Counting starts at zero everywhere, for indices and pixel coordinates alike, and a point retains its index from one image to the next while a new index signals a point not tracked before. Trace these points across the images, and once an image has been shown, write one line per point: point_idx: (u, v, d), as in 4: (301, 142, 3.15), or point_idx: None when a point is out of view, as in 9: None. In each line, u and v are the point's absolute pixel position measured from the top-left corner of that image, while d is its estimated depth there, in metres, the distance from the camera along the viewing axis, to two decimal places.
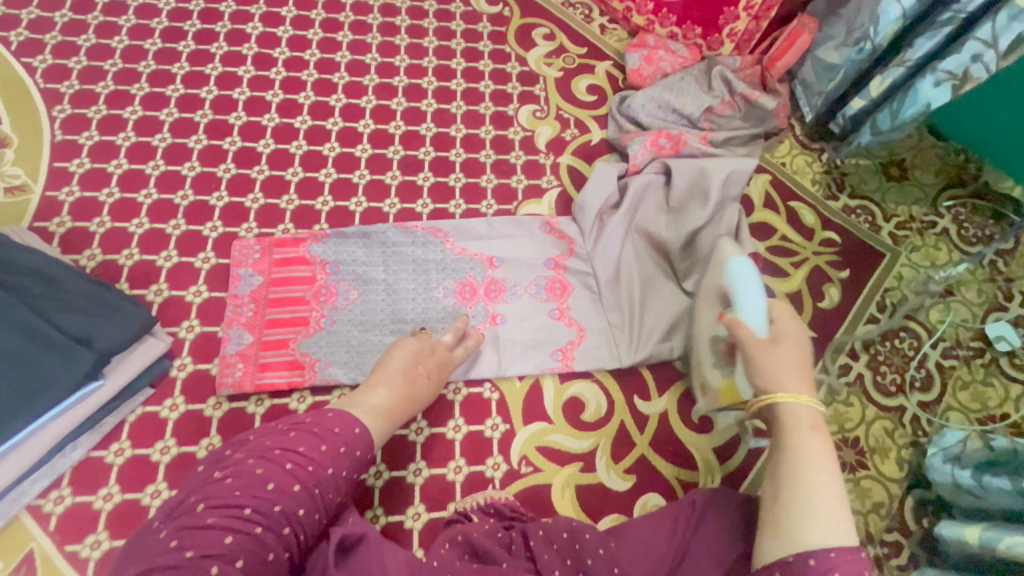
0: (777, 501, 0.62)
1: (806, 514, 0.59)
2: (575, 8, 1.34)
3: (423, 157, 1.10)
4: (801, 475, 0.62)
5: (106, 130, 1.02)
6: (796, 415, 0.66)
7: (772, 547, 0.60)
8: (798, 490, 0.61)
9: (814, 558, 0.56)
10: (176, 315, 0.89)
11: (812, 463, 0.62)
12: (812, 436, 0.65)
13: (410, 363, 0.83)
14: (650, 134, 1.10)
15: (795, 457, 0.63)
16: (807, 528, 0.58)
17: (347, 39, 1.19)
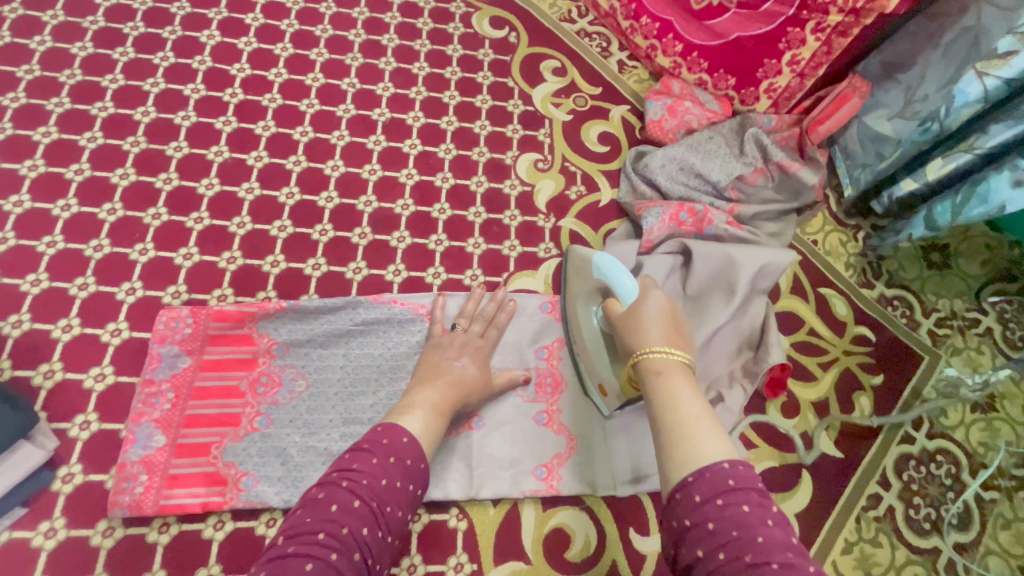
0: (662, 418, 0.56)
1: (699, 427, 0.54)
2: (591, 38, 1.17)
3: (399, 211, 0.93)
4: (677, 402, 0.56)
5: (10, 156, 0.84)
6: (665, 351, 0.61)
7: (669, 459, 0.52)
8: (680, 411, 0.55)
9: (707, 473, 0.49)
10: (68, 406, 0.71)
11: (692, 395, 0.57)
12: (683, 371, 0.60)
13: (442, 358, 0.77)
14: (670, 204, 0.94)
15: (669, 384, 0.58)
16: (712, 444, 0.52)
17: (321, 58, 1.01)
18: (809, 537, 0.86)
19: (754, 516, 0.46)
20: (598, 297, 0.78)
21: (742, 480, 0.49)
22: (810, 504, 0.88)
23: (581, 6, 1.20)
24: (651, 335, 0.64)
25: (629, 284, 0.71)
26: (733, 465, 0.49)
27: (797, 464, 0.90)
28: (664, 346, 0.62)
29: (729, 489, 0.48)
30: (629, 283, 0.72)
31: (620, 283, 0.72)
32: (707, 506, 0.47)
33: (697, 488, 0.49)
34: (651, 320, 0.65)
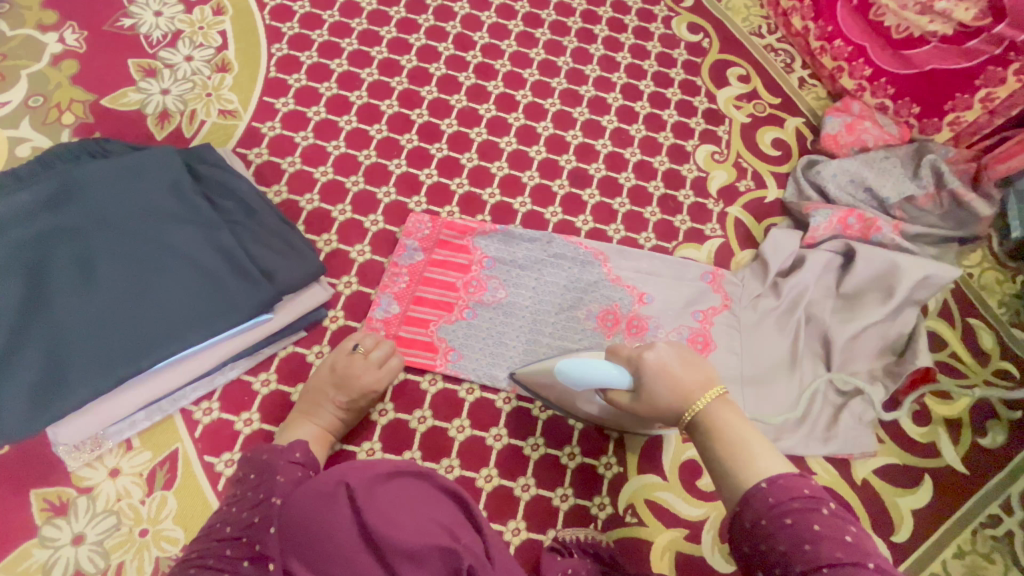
0: (714, 460, 0.59)
1: (750, 451, 0.57)
2: (777, 54, 1.27)
3: (593, 172, 1.08)
4: (731, 431, 0.60)
5: (313, 77, 1.07)
6: (693, 396, 0.64)
7: (729, 492, 0.56)
8: (735, 439, 0.59)
9: (751, 497, 0.53)
10: (339, 268, 0.93)
11: (741, 422, 0.61)
12: (720, 403, 0.63)
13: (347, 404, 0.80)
14: (839, 209, 1.03)
15: (712, 429, 0.62)
16: (760, 462, 0.56)
17: (545, 37, 1.19)
18: (922, 534, 0.91)
19: (798, 525, 0.49)
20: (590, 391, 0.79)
21: (782, 495, 0.52)
22: (928, 506, 0.93)
23: (772, 23, 1.30)
24: (685, 383, 0.65)
25: (614, 371, 0.73)
26: (770, 482, 0.53)
27: (921, 469, 0.95)
28: (689, 390, 0.65)
29: (770, 507, 0.51)
30: (613, 370, 0.73)
31: (605, 374, 0.73)
32: (756, 531, 0.51)
33: (745, 515, 0.53)
34: (665, 374, 0.67)
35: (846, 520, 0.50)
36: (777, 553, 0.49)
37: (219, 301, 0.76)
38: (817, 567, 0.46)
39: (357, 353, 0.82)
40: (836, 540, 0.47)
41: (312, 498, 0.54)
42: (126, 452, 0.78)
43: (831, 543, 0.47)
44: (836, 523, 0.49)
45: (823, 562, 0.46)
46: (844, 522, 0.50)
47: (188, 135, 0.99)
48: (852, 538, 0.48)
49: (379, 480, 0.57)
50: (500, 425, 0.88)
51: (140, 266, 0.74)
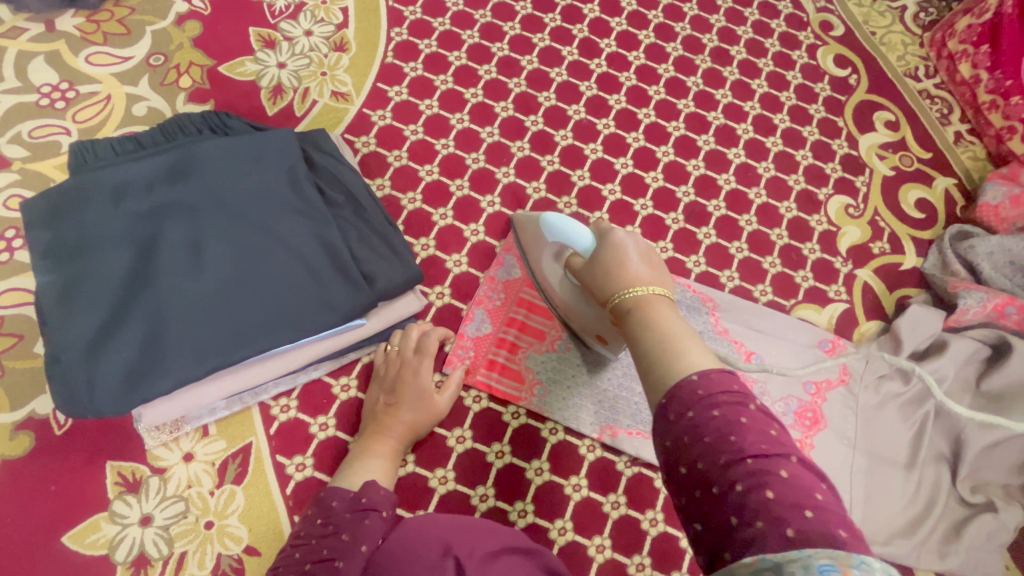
0: (639, 344, 0.54)
1: (686, 344, 0.51)
2: (934, 102, 1.13)
3: (711, 210, 0.99)
4: (668, 324, 0.54)
5: (430, 68, 1.02)
6: (637, 282, 0.59)
7: (654, 386, 0.50)
8: (668, 333, 0.52)
9: (680, 390, 0.47)
10: (433, 277, 0.88)
11: (678, 322, 0.54)
12: (663, 301, 0.57)
13: (399, 411, 0.75)
14: (997, 294, 0.89)
15: (644, 315, 0.56)
16: (692, 357, 0.50)
17: (675, 53, 1.09)
18: None
19: (723, 417, 0.44)
20: (553, 249, 0.74)
21: (711, 387, 0.46)
22: None
23: (931, 66, 1.16)
24: (634, 271, 0.60)
25: (581, 230, 0.67)
26: (702, 375, 0.47)
27: None
28: (635, 275, 0.59)
29: (699, 398, 0.46)
30: (583, 229, 0.67)
31: (571, 232, 0.67)
32: (680, 422, 0.46)
33: (672, 405, 0.47)
34: (625, 253, 0.62)
35: (772, 417, 0.46)
36: (701, 445, 0.44)
37: (319, 300, 0.72)
38: (740, 458, 0.42)
39: (387, 350, 0.80)
40: (760, 432, 0.44)
41: (413, 556, 0.54)
42: (202, 438, 0.76)
43: (755, 434, 0.43)
44: (761, 419, 0.45)
45: (747, 453, 0.42)
46: (770, 420, 0.46)
47: (298, 114, 0.96)
48: (776, 432, 0.45)
49: (492, 555, 0.55)
50: (581, 475, 0.80)
51: (246, 253, 0.71)
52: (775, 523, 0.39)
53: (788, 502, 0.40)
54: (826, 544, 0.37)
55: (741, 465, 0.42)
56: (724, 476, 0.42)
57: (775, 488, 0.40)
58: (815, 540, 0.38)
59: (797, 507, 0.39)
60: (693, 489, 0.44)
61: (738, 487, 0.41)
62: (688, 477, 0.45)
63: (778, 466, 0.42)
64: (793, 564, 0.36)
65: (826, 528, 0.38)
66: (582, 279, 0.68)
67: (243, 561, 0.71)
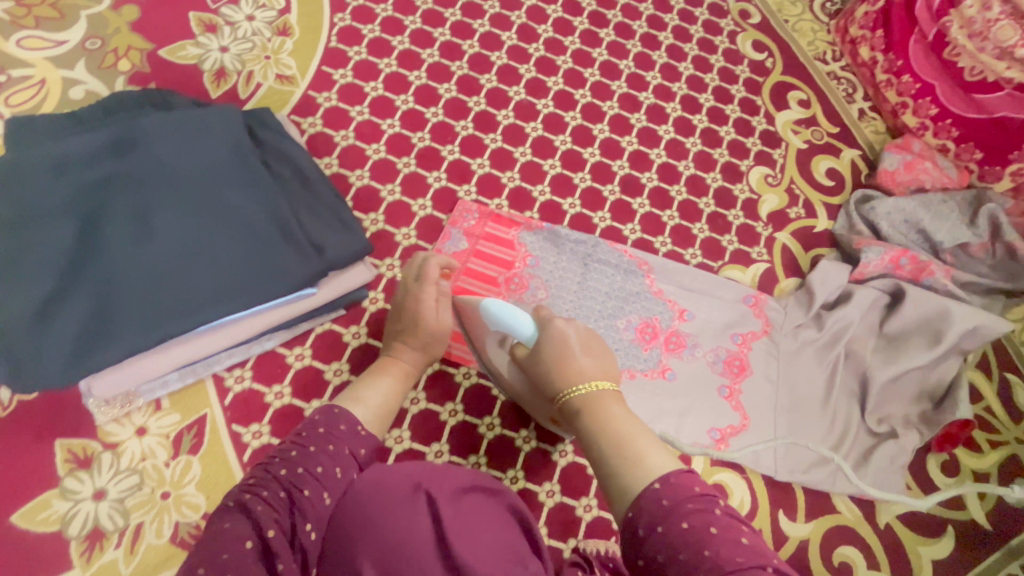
0: (599, 455, 0.57)
1: (642, 446, 0.55)
2: (840, 82, 1.25)
3: (644, 182, 1.06)
4: (619, 426, 0.58)
5: (373, 52, 1.05)
6: (583, 381, 0.63)
7: (616, 496, 0.53)
8: (625, 433, 0.56)
9: (643, 503, 0.50)
10: (383, 250, 0.92)
11: (628, 418, 0.59)
12: (611, 395, 0.62)
13: (416, 344, 0.77)
14: (893, 248, 1.00)
15: (596, 415, 0.60)
16: (650, 457, 0.54)
17: (609, 38, 1.17)
18: None
19: (694, 528, 0.46)
20: (496, 335, 0.78)
21: (676, 497, 0.48)
22: (947, 558, 0.91)
23: (837, 50, 1.28)
24: (578, 370, 0.64)
25: (523, 319, 0.72)
26: (664, 482, 0.50)
27: (943, 518, 0.94)
28: (582, 371, 0.64)
29: (663, 509, 0.48)
30: (523, 318, 0.72)
31: (512, 322, 0.72)
32: (651, 538, 0.47)
33: (639, 518, 0.49)
34: (567, 348, 0.67)
35: (741, 520, 0.47)
36: (675, 560, 0.45)
37: (268, 269, 0.74)
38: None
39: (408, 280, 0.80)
40: (731, 543, 0.44)
41: (385, 493, 0.56)
42: (154, 412, 0.76)
43: (728, 548, 0.44)
44: (731, 524, 0.46)
45: (724, 568, 0.42)
46: (738, 523, 0.47)
47: (242, 96, 0.97)
48: (747, 538, 0.46)
49: (462, 491, 0.58)
50: (530, 427, 0.86)
51: (193, 224, 0.72)
52: None
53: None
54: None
55: None
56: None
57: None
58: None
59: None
60: None
61: None
62: None
63: None
64: None
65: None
66: (528, 370, 0.71)
67: (201, 527, 0.73)
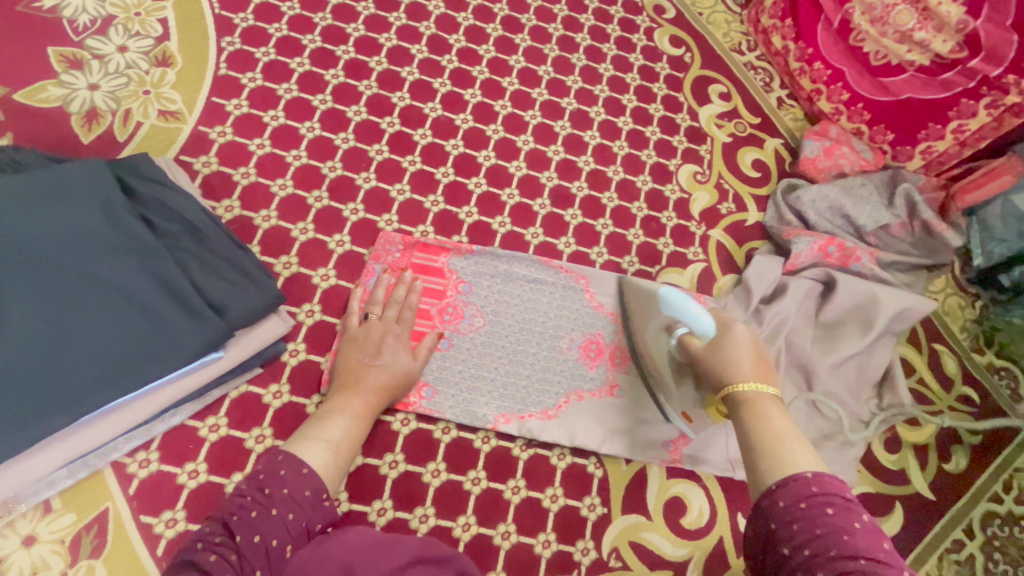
0: (749, 430, 0.62)
1: (786, 441, 0.59)
2: (757, 72, 1.26)
3: (575, 191, 1.03)
4: (772, 420, 0.62)
5: (270, 76, 0.96)
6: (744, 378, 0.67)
7: (755, 478, 0.57)
8: (775, 428, 0.60)
9: (790, 482, 0.54)
10: (300, 295, 0.84)
11: (784, 424, 0.62)
12: (773, 402, 0.64)
13: (376, 375, 0.76)
14: (820, 236, 1.02)
15: (757, 410, 0.64)
16: (797, 456, 0.56)
17: (524, 44, 1.13)
18: None
19: (839, 517, 0.49)
20: (662, 324, 0.83)
21: (825, 487, 0.52)
22: (898, 534, 0.94)
23: (751, 40, 1.29)
24: (742, 369, 0.68)
25: (705, 317, 0.76)
26: (816, 474, 0.53)
27: (891, 495, 0.96)
28: (748, 372, 0.67)
29: (812, 494, 0.52)
30: (706, 316, 0.76)
31: (696, 318, 0.76)
32: (790, 510, 0.52)
33: (781, 495, 0.53)
34: (738, 351, 0.70)
35: (883, 530, 0.50)
36: (815, 537, 0.49)
37: (158, 340, 0.67)
38: (853, 556, 0.46)
39: (371, 318, 0.81)
40: (873, 539, 0.48)
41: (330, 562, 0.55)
42: (44, 515, 0.67)
43: (870, 537, 0.48)
44: (876, 529, 0.50)
45: (860, 553, 0.47)
46: (877, 531, 0.50)
47: (120, 139, 0.87)
48: (887, 544, 0.49)
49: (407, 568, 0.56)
50: (479, 467, 0.81)
51: (57, 301, 0.63)
52: None
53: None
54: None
55: (851, 560, 0.46)
56: (829, 565, 0.46)
57: None
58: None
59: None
60: (794, 571, 0.49)
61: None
62: (789, 559, 0.49)
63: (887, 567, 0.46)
64: None
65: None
66: (694, 363, 0.75)
67: None
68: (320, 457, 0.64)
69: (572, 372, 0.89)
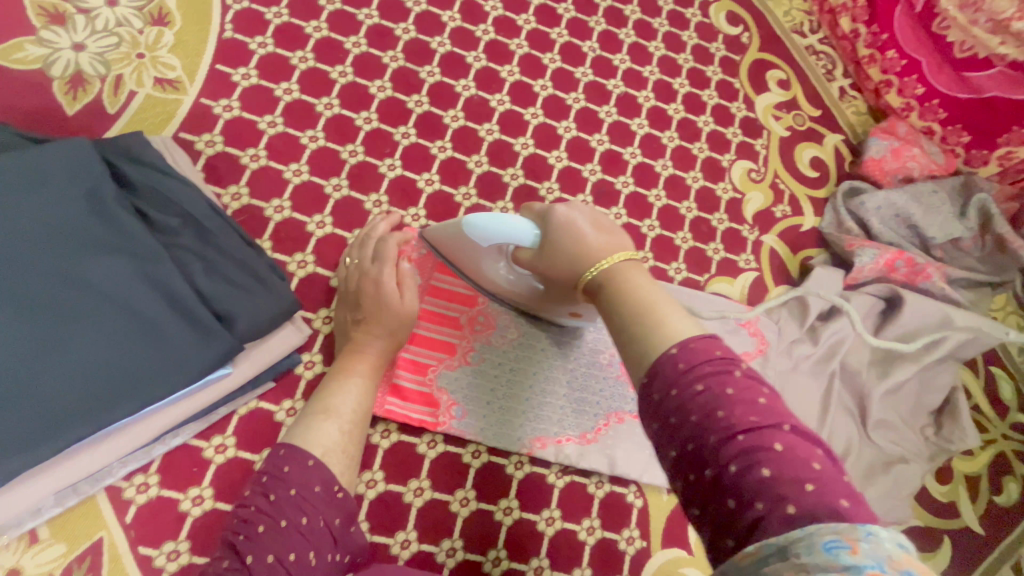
0: (617, 316, 0.51)
1: (661, 313, 0.48)
2: (820, 58, 1.14)
3: (619, 187, 0.93)
4: (641, 294, 0.51)
5: (283, 42, 0.84)
6: (595, 256, 0.56)
7: (632, 368, 0.47)
8: (641, 300, 0.50)
9: (659, 366, 0.44)
10: (315, 299, 0.75)
11: (650, 285, 0.52)
12: (631, 265, 0.54)
13: (371, 327, 0.69)
14: (887, 249, 0.93)
15: (619, 287, 0.53)
16: (672, 325, 0.47)
17: (567, 14, 1.00)
18: None
19: (707, 393, 0.41)
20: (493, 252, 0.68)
21: (692, 359, 0.43)
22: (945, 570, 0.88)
23: (815, 21, 1.16)
24: (590, 249, 0.56)
25: (517, 221, 0.62)
26: (681, 345, 0.44)
27: (941, 529, 0.90)
28: (592, 245, 0.56)
29: (680, 374, 0.43)
30: (518, 220, 0.62)
31: (507, 227, 0.62)
32: (664, 403, 0.43)
33: (653, 386, 0.44)
34: (576, 229, 0.58)
35: (758, 380, 0.43)
36: (690, 425, 0.41)
37: (157, 355, 0.58)
38: (730, 436, 0.39)
39: (352, 262, 0.73)
40: (748, 404, 0.41)
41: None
42: (29, 545, 0.59)
43: (743, 407, 0.40)
44: (750, 385, 0.42)
45: (737, 429, 0.39)
46: (757, 383, 0.43)
47: (109, 110, 0.75)
48: (765, 399, 0.41)
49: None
50: (511, 496, 0.74)
51: (37, 311, 0.54)
52: (775, 503, 0.36)
53: (787, 478, 0.37)
54: (828, 519, 0.34)
55: (732, 443, 0.39)
56: (716, 457, 0.39)
57: (771, 465, 0.37)
58: (818, 515, 0.35)
59: (796, 483, 0.36)
60: (686, 473, 0.41)
61: (731, 468, 0.38)
62: (679, 460, 0.41)
63: (772, 439, 0.39)
64: (796, 544, 0.33)
65: (825, 500, 0.36)
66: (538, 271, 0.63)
67: None
68: (324, 436, 0.59)
69: (614, 391, 0.81)
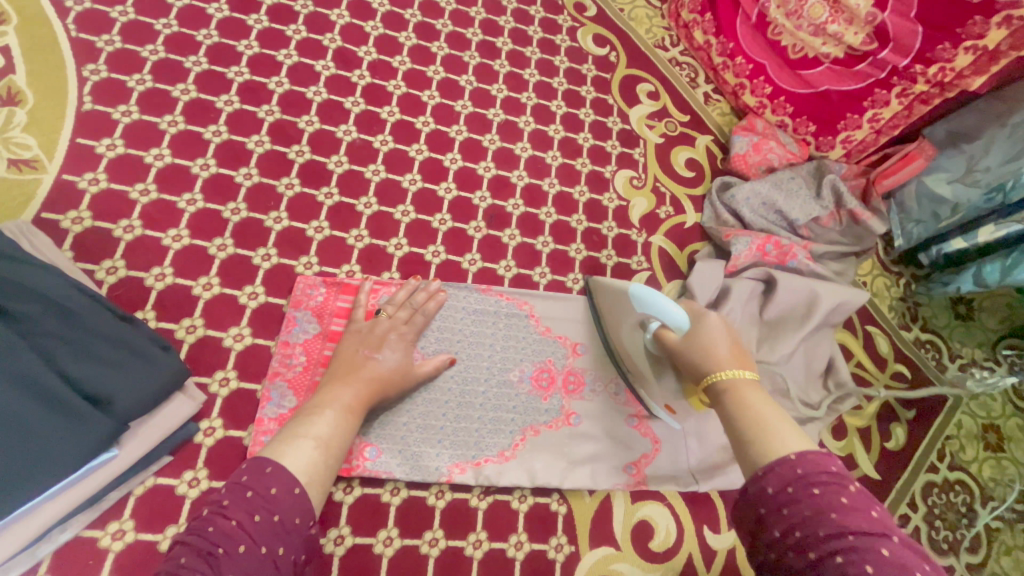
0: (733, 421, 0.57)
1: (771, 424, 0.54)
2: (682, 68, 1.24)
3: (510, 210, 0.97)
4: (754, 409, 0.56)
5: (148, 108, 0.84)
6: (723, 365, 0.61)
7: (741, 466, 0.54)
8: (757, 412, 0.56)
9: (774, 467, 0.50)
10: (209, 363, 0.74)
11: (764, 404, 0.57)
12: (750, 384, 0.59)
13: (371, 364, 0.71)
14: (757, 235, 1.03)
15: (735, 398, 0.58)
16: (783, 438, 0.53)
17: (442, 52, 1.05)
18: None
19: (825, 497, 0.46)
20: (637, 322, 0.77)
21: (811, 467, 0.49)
22: None
23: (674, 35, 1.27)
24: (721, 357, 0.62)
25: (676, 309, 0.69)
26: (799, 454, 0.50)
27: None
28: (723, 357, 0.62)
29: (798, 476, 0.48)
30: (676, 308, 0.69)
31: (664, 309, 0.69)
32: (777, 494, 0.48)
33: (769, 479, 0.50)
34: (713, 341, 0.64)
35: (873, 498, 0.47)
36: (802, 519, 0.46)
37: (25, 452, 0.55)
38: (841, 532, 0.44)
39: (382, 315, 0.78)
40: (861, 512, 0.45)
41: None
42: None
43: (857, 515, 0.45)
44: (865, 499, 0.46)
45: (847, 529, 0.44)
46: (871, 502, 0.47)
47: None
48: (877, 513, 0.46)
49: None
50: (435, 526, 0.75)
51: None
52: None
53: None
54: None
55: (840, 540, 0.43)
56: (823, 546, 0.44)
57: (874, 564, 0.41)
58: None
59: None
60: (786, 551, 0.46)
61: (837, 559, 0.42)
62: (780, 541, 0.47)
63: (879, 545, 0.43)
64: None
65: None
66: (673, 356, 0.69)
67: None
68: (303, 457, 0.56)
69: (526, 405, 0.84)
